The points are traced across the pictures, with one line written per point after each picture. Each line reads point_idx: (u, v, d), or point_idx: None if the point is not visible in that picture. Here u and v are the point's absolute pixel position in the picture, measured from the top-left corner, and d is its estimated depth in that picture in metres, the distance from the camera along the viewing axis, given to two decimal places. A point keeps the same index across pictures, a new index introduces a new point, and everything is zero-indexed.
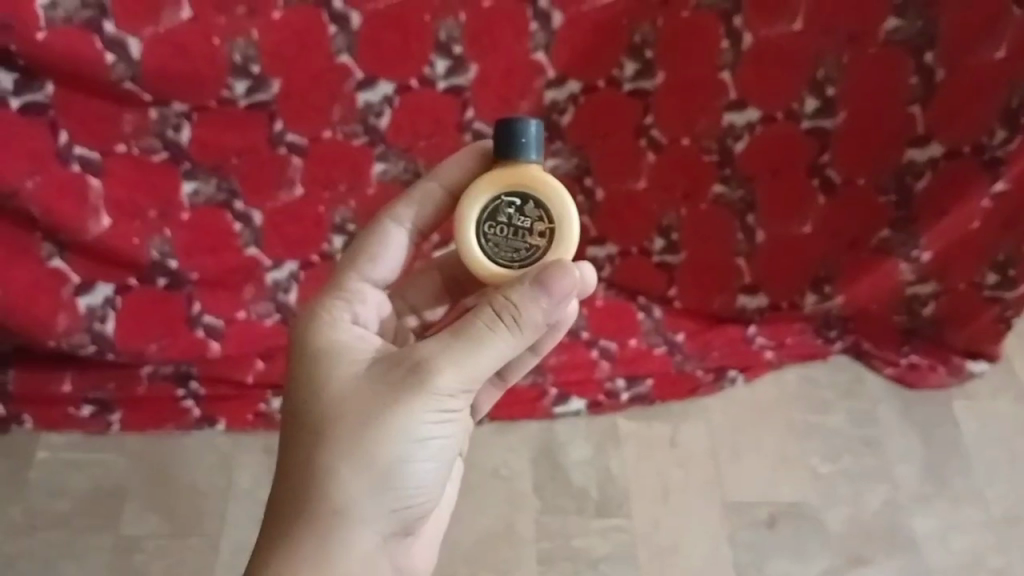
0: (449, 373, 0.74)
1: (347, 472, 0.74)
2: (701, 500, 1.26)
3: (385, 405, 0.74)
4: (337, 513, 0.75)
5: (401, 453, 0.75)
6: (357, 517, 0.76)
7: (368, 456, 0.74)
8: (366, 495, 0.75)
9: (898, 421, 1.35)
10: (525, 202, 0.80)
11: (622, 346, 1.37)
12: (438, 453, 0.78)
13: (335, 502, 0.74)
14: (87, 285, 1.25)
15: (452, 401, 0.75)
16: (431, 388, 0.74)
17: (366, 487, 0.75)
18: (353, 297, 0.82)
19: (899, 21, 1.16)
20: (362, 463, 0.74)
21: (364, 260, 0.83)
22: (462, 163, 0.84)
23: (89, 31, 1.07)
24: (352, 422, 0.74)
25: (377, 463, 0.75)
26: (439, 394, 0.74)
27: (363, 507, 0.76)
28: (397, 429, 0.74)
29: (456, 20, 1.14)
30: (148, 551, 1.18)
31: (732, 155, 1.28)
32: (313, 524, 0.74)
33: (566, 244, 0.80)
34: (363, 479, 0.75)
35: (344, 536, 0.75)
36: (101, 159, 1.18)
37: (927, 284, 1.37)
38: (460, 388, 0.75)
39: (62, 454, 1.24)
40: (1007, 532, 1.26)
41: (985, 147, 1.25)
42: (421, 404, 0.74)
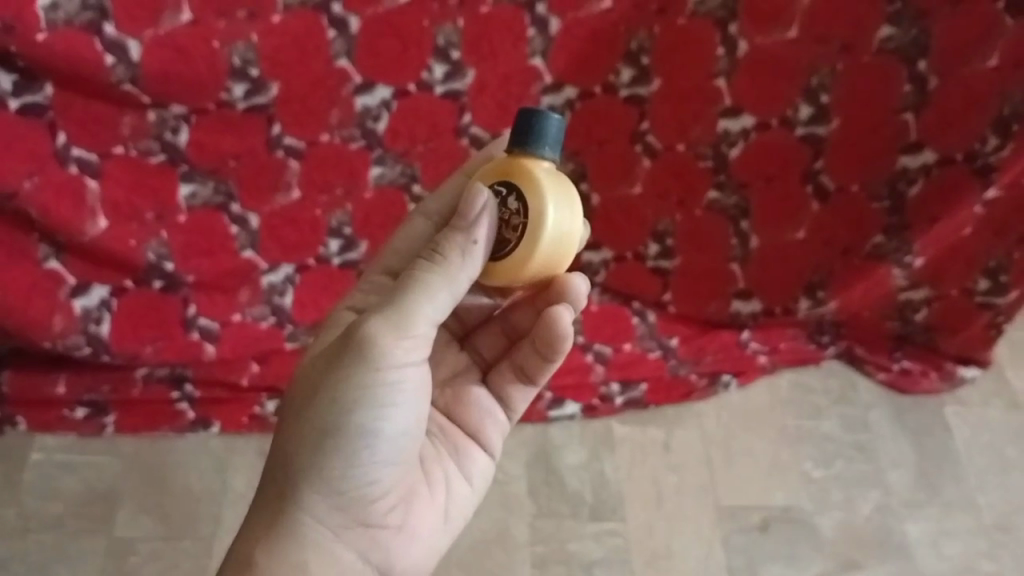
0: (381, 329, 0.71)
1: (295, 441, 0.74)
2: (695, 505, 1.27)
3: (323, 370, 0.73)
4: (289, 487, 0.74)
5: (341, 420, 0.73)
6: (308, 491, 0.74)
7: (311, 423, 0.73)
8: (315, 469, 0.74)
9: (890, 426, 1.36)
10: (510, 194, 0.75)
11: (616, 352, 1.37)
12: (389, 422, 0.74)
13: (288, 476, 0.74)
14: (83, 286, 1.26)
15: (387, 359, 0.71)
16: (364, 346, 0.71)
17: (313, 458, 0.74)
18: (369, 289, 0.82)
19: (893, 30, 1.18)
20: (307, 432, 0.73)
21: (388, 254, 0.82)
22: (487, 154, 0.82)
23: (88, 32, 1.07)
24: (298, 390, 0.74)
25: (319, 431, 0.73)
26: (370, 353, 0.71)
27: (313, 481, 0.74)
28: (337, 393, 0.72)
29: (454, 26, 1.15)
30: (142, 554, 1.18)
31: (727, 161, 1.29)
32: (271, 499, 0.75)
33: (533, 243, 0.74)
34: (309, 448, 0.73)
35: (294, 511, 0.74)
36: (99, 161, 1.18)
37: (919, 290, 1.38)
38: (393, 344, 0.71)
39: (56, 456, 1.24)
40: (996, 537, 1.27)
41: (977, 153, 1.26)
42: (358, 366, 0.72)
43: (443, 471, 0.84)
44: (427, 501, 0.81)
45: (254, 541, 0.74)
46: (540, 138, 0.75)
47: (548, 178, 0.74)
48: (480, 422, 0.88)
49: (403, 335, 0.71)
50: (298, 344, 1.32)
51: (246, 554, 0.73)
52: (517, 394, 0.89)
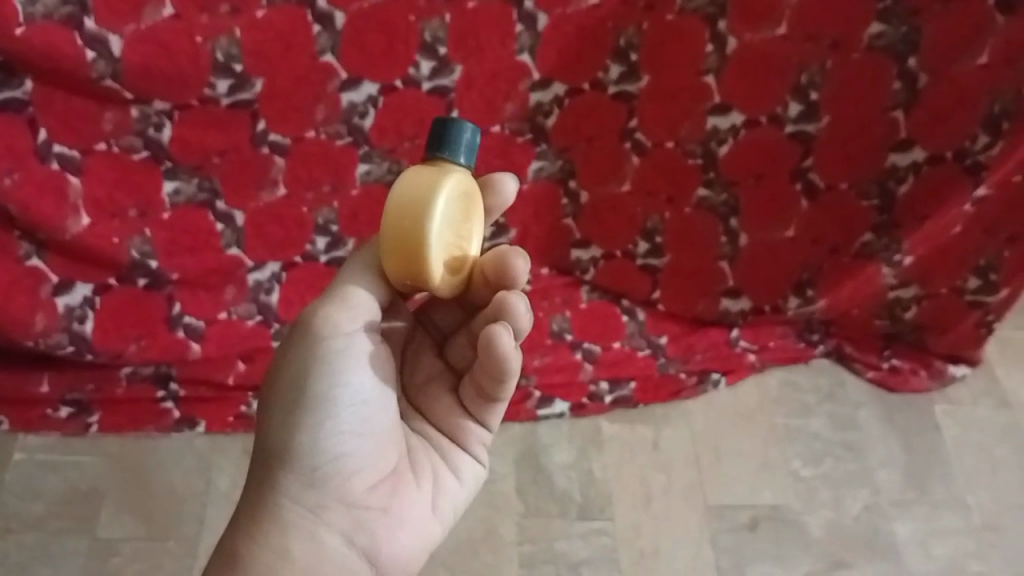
0: (324, 305, 0.73)
1: (263, 427, 0.75)
2: (684, 504, 1.26)
3: (282, 356, 0.75)
4: (263, 474, 0.74)
5: (299, 395, 0.73)
6: (281, 473, 0.73)
7: (274, 403, 0.74)
8: (283, 449, 0.73)
9: (879, 425, 1.36)
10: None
11: (605, 350, 1.37)
12: (347, 394, 0.74)
13: (261, 462, 0.74)
14: (66, 284, 1.24)
15: (333, 331, 0.73)
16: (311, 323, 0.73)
17: (280, 438, 0.74)
18: None
19: (883, 27, 1.16)
20: (272, 415, 0.74)
21: None
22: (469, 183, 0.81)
23: (69, 26, 1.05)
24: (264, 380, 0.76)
25: (279, 410, 0.74)
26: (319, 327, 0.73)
27: (283, 462, 0.73)
28: (294, 369, 0.74)
29: (440, 21, 1.13)
30: (125, 554, 1.17)
31: (716, 159, 1.28)
32: (251, 490, 0.74)
33: (388, 222, 0.71)
34: (277, 429, 0.74)
35: (272, 496, 0.73)
36: (81, 158, 1.17)
37: (908, 288, 1.38)
38: (337, 316, 0.73)
39: (39, 455, 1.23)
40: (985, 536, 1.27)
41: (967, 152, 1.25)
42: (307, 341, 0.73)
43: (429, 462, 0.80)
44: (413, 488, 0.78)
45: (236, 534, 0.73)
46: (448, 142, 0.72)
47: (427, 170, 0.71)
48: (457, 425, 0.81)
49: (347, 308, 0.73)
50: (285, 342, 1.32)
51: (230, 546, 0.72)
52: (485, 408, 0.80)
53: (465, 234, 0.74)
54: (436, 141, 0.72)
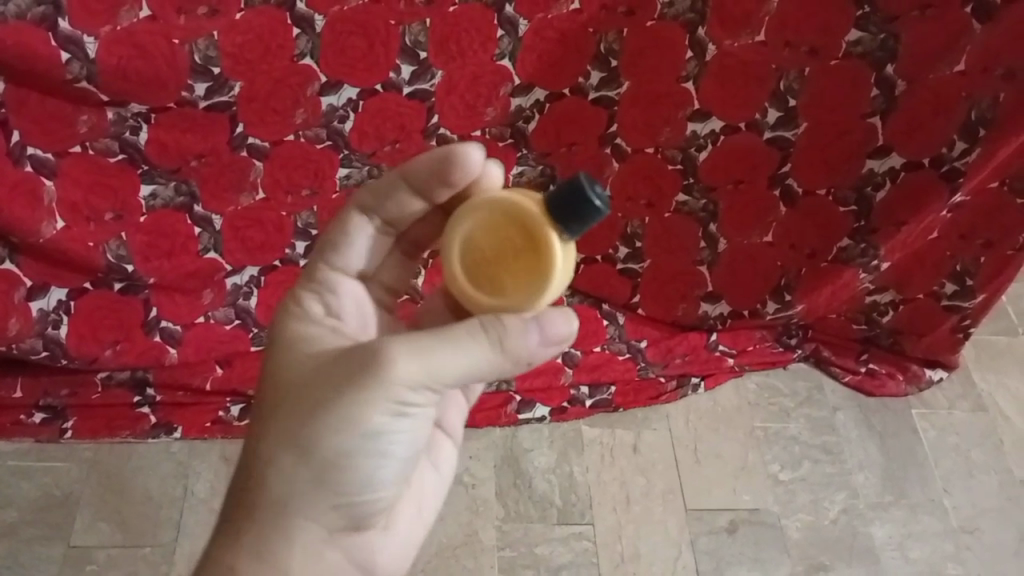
0: (409, 363, 0.61)
1: (296, 459, 0.65)
2: (663, 507, 1.26)
3: (336, 395, 0.63)
4: (279, 502, 0.66)
5: (350, 441, 0.64)
6: (303, 502, 0.66)
7: (317, 443, 0.64)
8: (314, 486, 0.65)
9: (857, 429, 1.38)
10: None
11: (585, 354, 1.38)
12: (397, 442, 0.67)
13: (279, 489, 0.65)
14: (40, 288, 1.23)
15: (409, 397, 0.63)
16: (388, 378, 0.61)
17: (311, 474, 0.65)
18: (323, 287, 0.73)
19: (861, 34, 1.15)
20: (307, 450, 0.64)
21: (331, 252, 0.75)
22: (430, 162, 0.71)
23: (43, 26, 1.03)
24: (299, 405, 0.64)
25: (322, 451, 0.64)
26: (393, 381, 0.62)
27: (308, 494, 0.66)
28: (349, 417, 0.63)
29: (421, 25, 1.11)
30: (99, 562, 1.15)
31: (695, 165, 1.28)
32: (253, 509, 0.66)
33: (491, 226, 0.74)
34: (310, 465, 0.65)
35: (288, 522, 0.66)
36: (55, 160, 1.15)
37: (886, 293, 1.41)
38: (420, 383, 0.62)
39: (10, 462, 1.21)
40: (961, 539, 1.28)
41: (944, 158, 1.25)
42: (373, 393, 0.62)
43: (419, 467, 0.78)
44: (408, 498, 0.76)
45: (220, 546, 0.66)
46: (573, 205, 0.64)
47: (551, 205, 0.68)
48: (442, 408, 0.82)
49: (432, 378, 0.62)
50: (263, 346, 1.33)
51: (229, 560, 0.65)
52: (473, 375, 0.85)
53: (503, 279, 0.66)
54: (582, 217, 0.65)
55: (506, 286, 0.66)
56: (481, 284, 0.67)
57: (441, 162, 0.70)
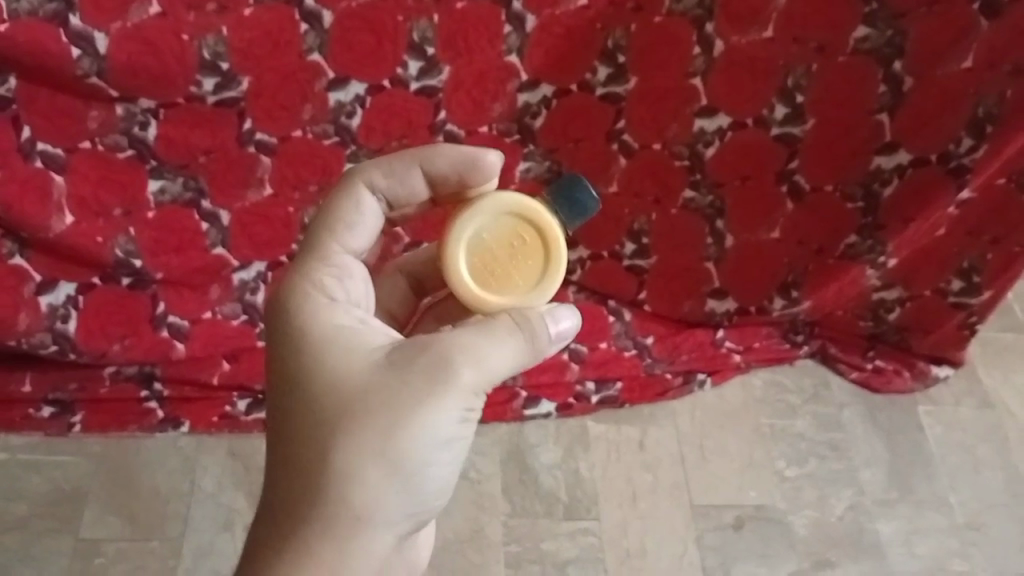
0: (474, 368, 0.66)
1: (377, 477, 0.65)
2: (669, 503, 1.27)
3: (411, 406, 0.64)
4: (354, 521, 0.65)
5: (422, 454, 0.66)
6: (379, 520, 0.66)
7: (396, 457, 0.65)
8: (390, 501, 0.66)
9: (863, 425, 1.38)
10: None
11: (592, 350, 1.38)
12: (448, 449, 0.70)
13: (356, 507, 0.65)
14: (49, 283, 1.24)
15: (474, 402, 0.67)
16: (459, 384, 0.65)
17: (384, 486, 0.65)
18: (340, 271, 0.71)
19: (868, 31, 1.15)
20: (384, 464, 0.65)
21: (341, 228, 0.73)
22: (456, 161, 0.74)
23: (54, 23, 1.04)
24: (372, 418, 0.64)
25: (399, 462, 0.65)
26: (463, 388, 0.65)
27: (383, 512, 0.66)
28: (424, 427, 0.65)
29: (429, 21, 1.11)
30: (108, 555, 1.16)
31: (702, 161, 1.28)
32: (329, 533, 0.64)
33: None
34: (390, 479, 0.65)
35: (365, 542, 0.65)
36: (65, 156, 1.16)
37: (892, 289, 1.40)
38: (482, 387, 0.67)
39: (20, 456, 1.22)
40: (966, 536, 1.28)
41: (951, 154, 1.24)
42: (446, 401, 0.65)
43: None
44: None
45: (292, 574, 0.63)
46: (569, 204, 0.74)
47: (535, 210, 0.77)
48: None
49: (491, 380, 0.67)
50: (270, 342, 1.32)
51: None
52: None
53: (510, 275, 0.72)
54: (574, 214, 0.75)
55: (515, 281, 0.72)
56: (490, 281, 0.72)
57: (467, 165, 0.74)
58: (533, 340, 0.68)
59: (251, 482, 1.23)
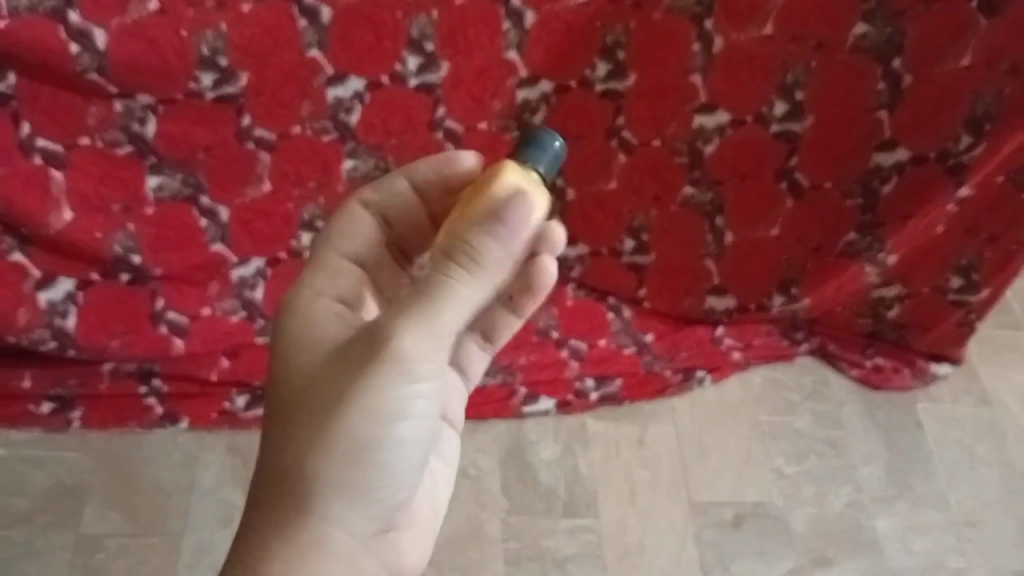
0: (417, 337, 0.68)
1: (327, 451, 0.70)
2: (668, 500, 1.27)
3: (356, 381, 0.69)
4: (308, 494, 0.70)
5: (370, 428, 0.70)
6: (332, 495, 0.71)
7: (342, 432, 0.70)
8: (342, 475, 0.70)
9: (862, 422, 1.37)
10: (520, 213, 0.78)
11: (591, 347, 1.38)
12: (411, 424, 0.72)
13: (309, 481, 0.70)
14: (49, 279, 1.25)
15: (421, 371, 0.69)
16: (401, 356, 0.68)
17: (338, 463, 0.70)
18: (330, 270, 0.79)
19: (868, 28, 1.15)
20: (335, 438, 0.70)
21: (338, 239, 0.81)
22: (433, 164, 0.81)
23: (53, 20, 1.04)
24: (323, 397, 0.70)
25: (347, 436, 0.70)
26: (408, 357, 0.68)
27: (338, 487, 0.71)
28: (369, 399, 0.69)
29: (428, 17, 1.11)
30: (109, 551, 1.16)
31: (702, 158, 1.28)
32: (287, 508, 0.70)
33: None
34: (339, 453, 0.70)
35: (321, 515, 0.71)
36: (65, 153, 1.16)
37: (892, 286, 1.39)
38: (429, 355, 0.69)
39: (21, 452, 1.22)
40: (965, 533, 1.28)
41: (950, 152, 1.24)
42: (390, 373, 0.69)
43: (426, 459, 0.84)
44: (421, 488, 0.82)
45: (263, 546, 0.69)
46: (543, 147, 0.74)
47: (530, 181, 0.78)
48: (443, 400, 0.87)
49: (436, 345, 0.69)
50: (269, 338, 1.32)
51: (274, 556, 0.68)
52: (472, 360, 0.90)
53: None
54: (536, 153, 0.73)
55: None
56: None
57: (442, 163, 0.81)
58: (472, 275, 0.67)
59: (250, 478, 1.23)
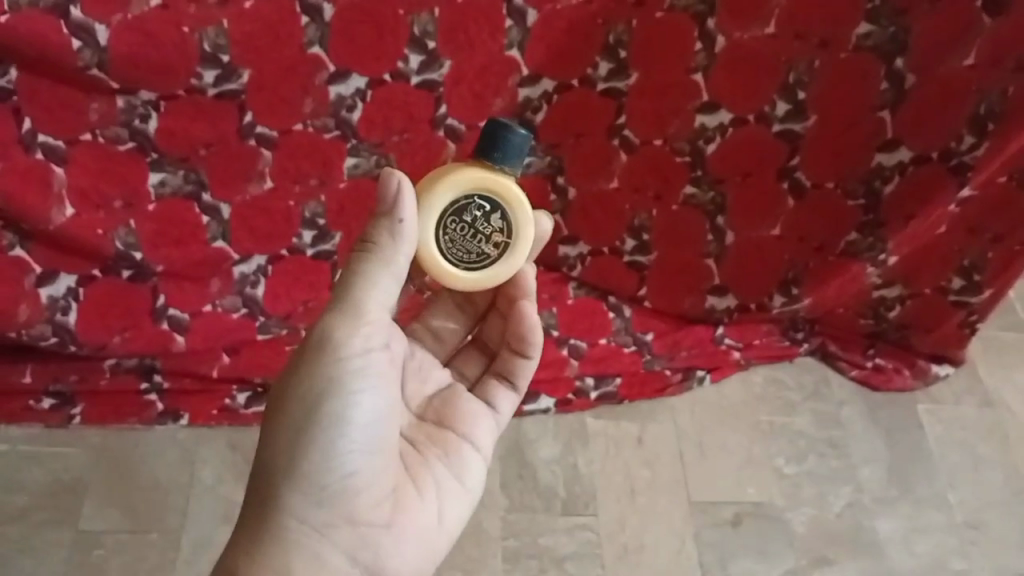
0: (333, 318, 0.72)
1: (273, 439, 0.74)
2: (668, 499, 1.27)
3: (290, 369, 0.74)
4: (262, 484, 0.75)
5: (307, 413, 0.73)
6: (281, 484, 0.74)
7: (283, 418, 0.74)
8: (286, 463, 0.74)
9: (862, 422, 1.37)
10: (494, 211, 0.81)
11: (591, 346, 1.38)
12: (354, 410, 0.74)
13: (261, 470, 0.75)
14: (50, 274, 1.24)
15: (340, 350, 0.73)
16: (320, 338, 0.72)
17: (294, 455, 0.74)
18: None
19: (871, 27, 1.15)
20: (280, 428, 0.74)
21: None
22: None
23: (54, 15, 1.04)
24: (272, 392, 0.75)
25: (287, 424, 0.74)
26: (326, 338, 0.72)
27: (286, 476, 0.74)
28: (304, 385, 0.73)
29: (430, 15, 1.11)
30: (107, 547, 1.16)
31: (704, 157, 1.28)
32: (251, 500, 0.75)
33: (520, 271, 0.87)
34: (282, 440, 0.74)
35: (272, 503, 0.74)
36: (66, 148, 1.16)
37: (893, 287, 1.39)
38: (346, 333, 0.72)
39: (20, 447, 1.22)
40: (966, 534, 1.28)
41: (953, 152, 1.24)
42: (316, 357, 0.73)
43: (432, 475, 0.82)
44: (416, 501, 0.80)
45: (238, 542, 0.75)
46: (512, 159, 0.78)
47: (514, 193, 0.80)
48: (468, 423, 0.86)
49: (350, 323, 0.72)
50: (270, 336, 1.33)
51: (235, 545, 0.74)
52: (500, 397, 0.89)
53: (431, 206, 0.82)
54: (489, 144, 0.78)
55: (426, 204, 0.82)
56: None
57: None
58: (376, 259, 0.71)
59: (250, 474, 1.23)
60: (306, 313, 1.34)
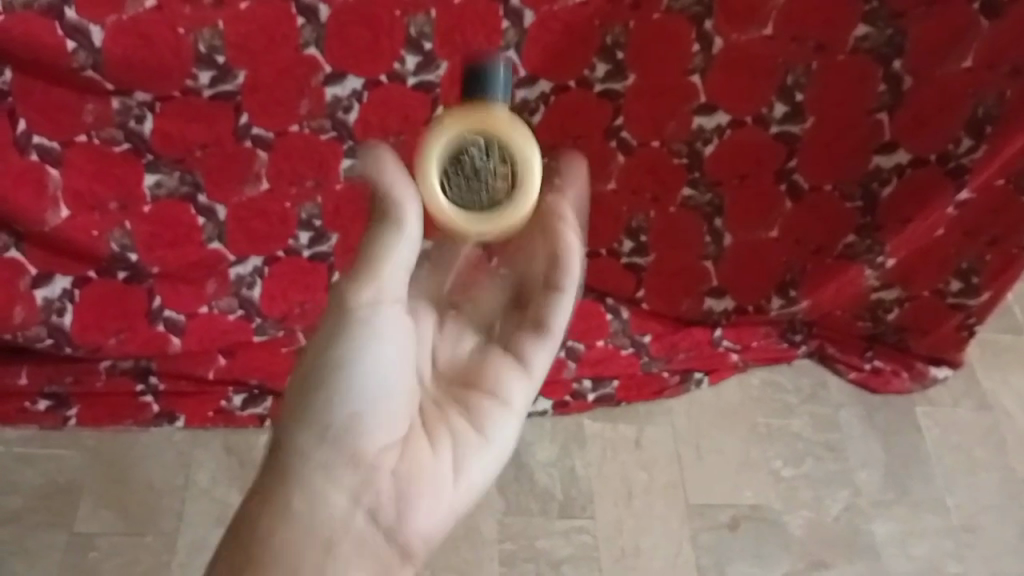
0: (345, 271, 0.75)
1: (290, 390, 0.76)
2: (664, 502, 1.26)
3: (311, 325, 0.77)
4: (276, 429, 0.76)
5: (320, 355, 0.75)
6: (289, 424, 0.74)
7: (303, 365, 0.76)
8: (298, 408, 0.75)
9: (859, 425, 1.37)
10: (490, 146, 0.80)
11: (588, 348, 1.37)
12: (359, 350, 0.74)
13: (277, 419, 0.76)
14: (45, 276, 1.23)
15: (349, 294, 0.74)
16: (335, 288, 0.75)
17: (306, 395, 0.75)
18: None
19: (868, 29, 1.14)
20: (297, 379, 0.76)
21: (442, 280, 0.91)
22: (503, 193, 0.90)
23: (49, 17, 1.04)
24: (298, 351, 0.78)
25: (304, 372, 0.76)
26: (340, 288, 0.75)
27: (295, 416, 0.74)
28: (319, 332, 0.76)
29: (427, 16, 1.11)
30: (102, 549, 1.16)
31: (701, 158, 1.28)
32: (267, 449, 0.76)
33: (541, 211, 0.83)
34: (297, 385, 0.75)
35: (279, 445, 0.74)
36: (61, 150, 1.16)
37: (892, 290, 1.39)
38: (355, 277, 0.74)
39: (15, 450, 1.22)
40: (962, 537, 1.28)
41: (951, 155, 1.24)
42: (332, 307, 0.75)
43: (452, 428, 0.79)
44: (432, 455, 0.77)
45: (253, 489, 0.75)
46: (490, 88, 0.79)
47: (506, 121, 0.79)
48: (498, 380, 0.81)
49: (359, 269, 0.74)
50: (266, 337, 1.32)
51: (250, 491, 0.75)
52: (534, 351, 0.82)
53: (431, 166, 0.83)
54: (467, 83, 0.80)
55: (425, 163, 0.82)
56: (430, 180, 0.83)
57: None
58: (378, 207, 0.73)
59: (245, 477, 1.23)
60: (302, 315, 1.33)
